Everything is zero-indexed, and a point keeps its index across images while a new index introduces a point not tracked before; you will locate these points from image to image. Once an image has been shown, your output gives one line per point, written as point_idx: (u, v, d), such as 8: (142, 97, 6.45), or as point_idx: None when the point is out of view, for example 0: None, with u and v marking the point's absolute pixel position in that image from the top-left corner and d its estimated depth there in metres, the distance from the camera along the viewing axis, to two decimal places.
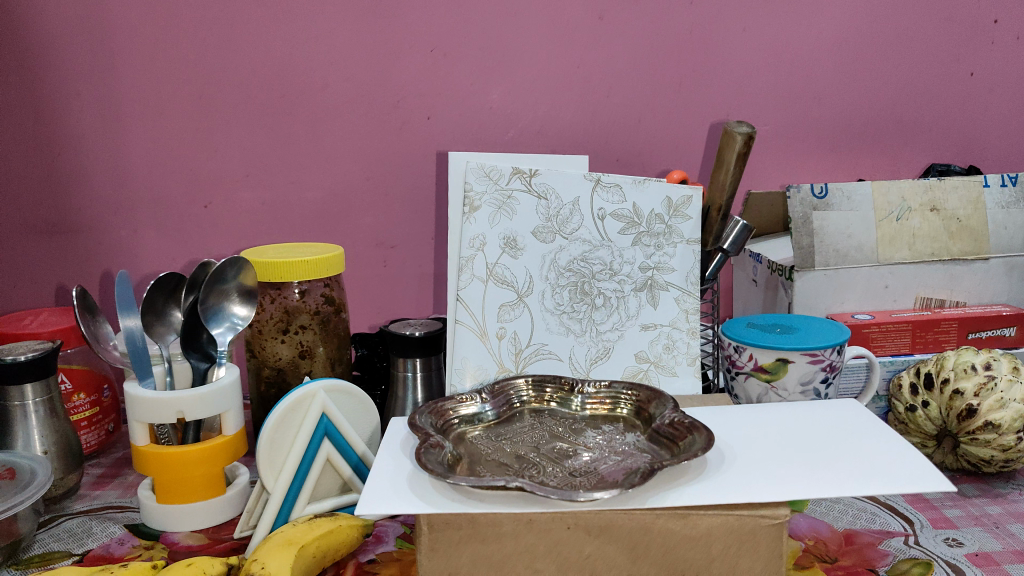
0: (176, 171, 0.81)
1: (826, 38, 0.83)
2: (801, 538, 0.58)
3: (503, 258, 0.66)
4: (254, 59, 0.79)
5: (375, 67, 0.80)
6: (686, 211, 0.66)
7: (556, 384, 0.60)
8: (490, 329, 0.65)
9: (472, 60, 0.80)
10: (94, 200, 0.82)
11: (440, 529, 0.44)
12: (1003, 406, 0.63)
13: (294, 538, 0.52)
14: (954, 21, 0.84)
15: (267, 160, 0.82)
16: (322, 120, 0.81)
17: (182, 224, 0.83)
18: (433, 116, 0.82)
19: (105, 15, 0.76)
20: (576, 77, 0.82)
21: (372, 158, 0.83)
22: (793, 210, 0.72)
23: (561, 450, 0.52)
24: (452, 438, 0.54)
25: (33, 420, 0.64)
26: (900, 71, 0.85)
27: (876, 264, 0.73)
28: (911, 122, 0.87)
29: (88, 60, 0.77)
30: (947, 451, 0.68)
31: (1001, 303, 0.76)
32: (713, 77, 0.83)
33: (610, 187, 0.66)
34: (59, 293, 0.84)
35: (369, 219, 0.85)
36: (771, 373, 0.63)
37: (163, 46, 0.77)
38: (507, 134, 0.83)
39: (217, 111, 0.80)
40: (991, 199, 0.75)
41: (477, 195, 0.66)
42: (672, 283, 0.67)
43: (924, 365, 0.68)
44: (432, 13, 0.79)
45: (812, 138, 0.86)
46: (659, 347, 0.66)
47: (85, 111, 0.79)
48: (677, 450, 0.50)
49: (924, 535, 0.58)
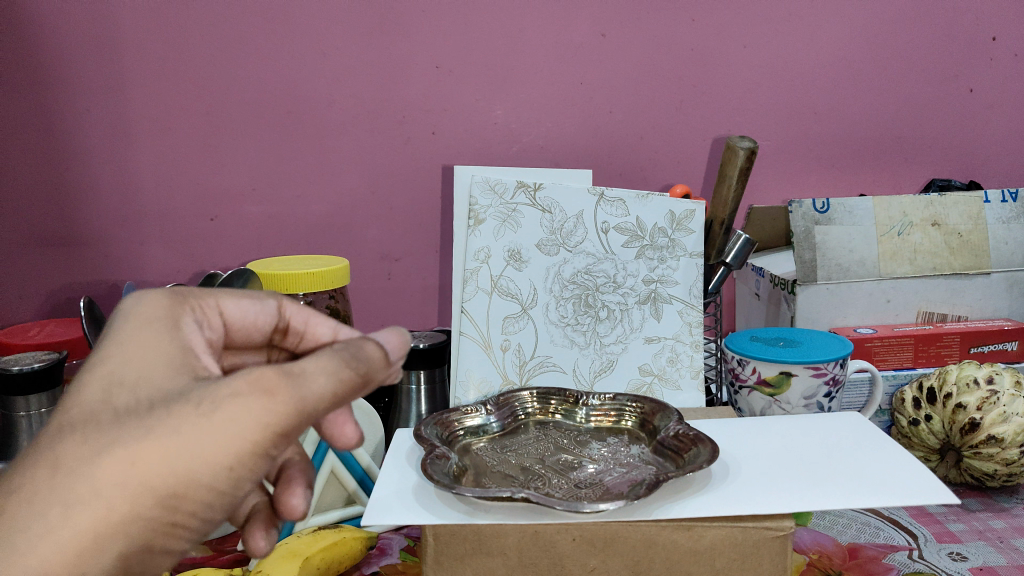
0: (183, 184, 0.82)
1: (825, 56, 0.84)
2: (806, 552, 0.58)
3: (508, 270, 0.66)
4: (261, 74, 0.80)
5: (381, 83, 0.81)
6: (689, 225, 0.67)
7: (561, 397, 0.61)
8: (495, 341, 0.66)
9: (476, 75, 0.81)
10: (102, 213, 0.82)
11: (445, 540, 0.45)
12: (1006, 419, 0.63)
13: (299, 550, 0.53)
14: (952, 39, 0.85)
15: (274, 173, 0.83)
16: (329, 134, 0.82)
17: (188, 236, 0.84)
18: (438, 131, 0.83)
19: (115, 30, 0.77)
20: (580, 94, 0.83)
21: (378, 173, 0.84)
22: (795, 224, 0.73)
23: (566, 462, 0.53)
24: (457, 449, 0.55)
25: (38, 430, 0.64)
26: (900, 87, 0.86)
27: (878, 278, 0.74)
28: (911, 138, 0.88)
29: (98, 74, 0.78)
30: (951, 465, 0.68)
31: (1002, 318, 0.77)
32: (714, 93, 0.84)
33: (613, 201, 0.67)
34: (66, 304, 0.84)
35: (374, 232, 0.86)
36: (775, 387, 0.64)
37: (172, 61, 0.78)
38: (511, 149, 0.84)
39: (224, 125, 0.81)
40: (992, 214, 0.76)
41: (481, 209, 0.66)
42: (675, 297, 0.67)
43: (927, 379, 0.69)
44: (437, 30, 0.80)
45: (813, 153, 0.87)
46: (662, 359, 0.67)
47: (92, 125, 0.80)
48: (681, 462, 0.50)
49: (928, 550, 0.58)
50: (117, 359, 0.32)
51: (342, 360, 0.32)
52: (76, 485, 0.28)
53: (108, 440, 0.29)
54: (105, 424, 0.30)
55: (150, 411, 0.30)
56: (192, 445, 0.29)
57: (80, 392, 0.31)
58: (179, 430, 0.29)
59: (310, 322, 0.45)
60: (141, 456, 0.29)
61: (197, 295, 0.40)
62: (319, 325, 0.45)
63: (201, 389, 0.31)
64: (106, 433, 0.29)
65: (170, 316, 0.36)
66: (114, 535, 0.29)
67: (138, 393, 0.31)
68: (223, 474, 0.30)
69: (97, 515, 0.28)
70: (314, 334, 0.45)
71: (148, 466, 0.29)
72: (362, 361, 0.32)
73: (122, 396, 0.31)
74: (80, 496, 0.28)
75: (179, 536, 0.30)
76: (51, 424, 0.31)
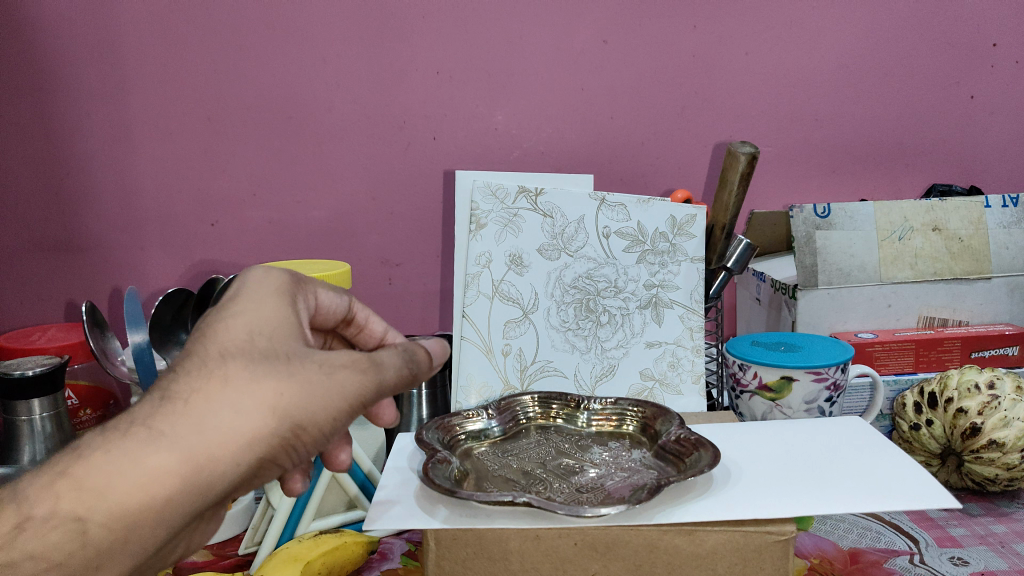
0: (185, 189, 0.82)
1: (825, 62, 0.84)
2: (807, 557, 0.58)
3: (509, 275, 0.66)
4: (262, 79, 0.80)
5: (382, 89, 0.81)
6: (691, 230, 0.67)
7: (563, 401, 0.61)
8: (496, 346, 0.66)
9: (478, 81, 0.82)
10: (104, 218, 0.82)
11: (446, 544, 0.45)
12: (1008, 424, 0.63)
13: (300, 555, 0.52)
14: (953, 45, 0.85)
15: (275, 179, 0.83)
16: (330, 139, 0.82)
17: (189, 241, 0.84)
18: (439, 136, 0.83)
19: (117, 37, 0.78)
20: (580, 100, 0.83)
21: (379, 179, 0.84)
22: (796, 228, 0.73)
23: (568, 467, 0.53)
24: (459, 454, 0.55)
25: (40, 435, 0.64)
26: (900, 94, 0.86)
27: (879, 283, 0.74)
28: (912, 143, 0.88)
29: (100, 80, 0.79)
30: (952, 470, 0.68)
31: (1003, 323, 0.77)
32: (714, 99, 0.84)
33: (615, 206, 0.67)
34: (67, 309, 0.84)
35: (375, 237, 0.86)
36: (776, 393, 0.64)
37: (174, 67, 0.79)
38: (512, 155, 0.84)
39: (226, 130, 0.81)
40: (993, 219, 0.76)
41: (483, 213, 0.66)
42: (676, 301, 0.67)
43: (927, 384, 0.69)
44: (438, 36, 0.80)
45: (813, 159, 0.87)
46: (664, 364, 0.67)
47: (94, 130, 0.80)
48: (683, 467, 0.50)
49: (930, 554, 0.58)
50: (255, 305, 0.35)
51: (406, 359, 0.38)
52: (236, 398, 0.31)
53: (263, 372, 0.32)
54: (256, 357, 0.32)
55: (289, 355, 0.34)
56: (321, 393, 0.33)
57: (225, 328, 0.33)
58: (312, 380, 0.33)
59: (371, 318, 0.49)
60: (288, 390, 0.32)
61: (303, 278, 0.43)
62: (373, 322, 0.49)
63: (323, 353, 0.35)
64: (259, 363, 0.32)
65: (289, 281, 0.40)
66: (256, 450, 0.31)
67: (276, 341, 0.34)
68: (331, 422, 0.34)
69: (249, 429, 0.31)
70: (370, 329, 0.49)
71: (293, 399, 0.32)
72: (416, 364, 0.39)
73: (266, 336, 0.34)
74: (239, 407, 0.31)
75: (282, 465, 0.33)
76: (199, 348, 0.32)
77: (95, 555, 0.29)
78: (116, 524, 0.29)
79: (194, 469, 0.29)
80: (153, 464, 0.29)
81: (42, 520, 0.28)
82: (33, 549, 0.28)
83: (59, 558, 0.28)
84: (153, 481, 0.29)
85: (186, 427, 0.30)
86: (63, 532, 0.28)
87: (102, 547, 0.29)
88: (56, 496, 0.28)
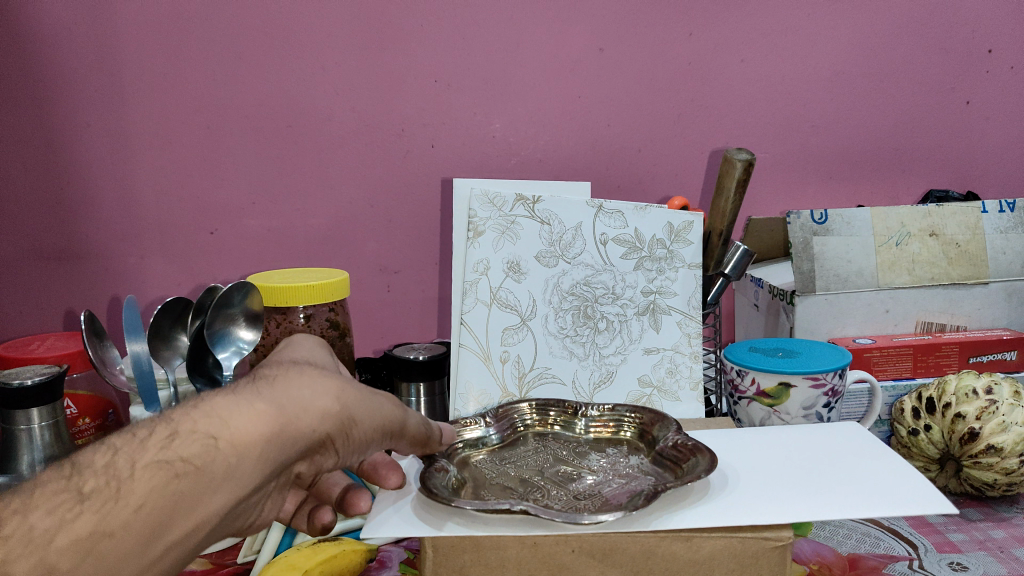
0: (184, 198, 0.83)
1: (821, 68, 0.85)
2: (805, 563, 0.58)
3: (507, 282, 0.67)
4: (261, 89, 0.80)
5: (380, 97, 0.82)
6: (688, 236, 0.67)
7: (560, 408, 0.61)
8: (494, 353, 0.66)
9: (476, 90, 0.82)
10: (103, 227, 0.83)
11: (444, 553, 0.44)
12: (1006, 429, 0.63)
13: (298, 563, 0.52)
14: (948, 51, 0.86)
15: (274, 187, 0.83)
16: (329, 148, 0.83)
17: (189, 249, 0.84)
18: (438, 144, 0.83)
19: (116, 47, 0.78)
20: (577, 108, 0.84)
21: (377, 186, 0.84)
22: (793, 235, 0.73)
23: (565, 474, 0.53)
24: (457, 462, 0.54)
25: (38, 444, 0.64)
26: (897, 99, 0.86)
27: (876, 288, 0.74)
28: (909, 149, 0.88)
29: (99, 90, 0.79)
30: (950, 475, 0.68)
31: (1001, 328, 0.77)
32: (711, 105, 0.85)
33: (612, 213, 0.67)
34: (66, 318, 0.85)
35: (374, 244, 0.86)
36: (774, 398, 0.64)
37: (173, 77, 0.79)
38: (510, 162, 0.85)
39: (224, 139, 0.81)
40: (989, 225, 0.76)
41: (480, 221, 0.67)
42: (674, 308, 0.68)
43: (926, 389, 0.69)
44: (436, 45, 0.81)
45: (810, 165, 0.88)
46: (661, 370, 0.67)
47: (93, 140, 0.80)
48: (680, 473, 0.50)
49: (928, 560, 0.57)
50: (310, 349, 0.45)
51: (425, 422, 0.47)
52: (313, 381, 0.39)
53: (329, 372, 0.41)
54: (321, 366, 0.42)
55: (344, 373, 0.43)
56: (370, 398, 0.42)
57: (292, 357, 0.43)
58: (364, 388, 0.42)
59: None
60: (350, 387, 0.40)
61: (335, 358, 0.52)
62: None
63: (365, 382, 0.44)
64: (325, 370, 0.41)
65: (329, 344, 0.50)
66: (325, 423, 0.38)
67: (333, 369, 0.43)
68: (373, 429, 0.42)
69: (322, 405, 0.38)
70: None
71: (353, 395, 0.40)
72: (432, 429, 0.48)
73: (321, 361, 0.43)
74: (316, 388, 0.39)
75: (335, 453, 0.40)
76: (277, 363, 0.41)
77: (217, 468, 0.34)
78: (239, 449, 0.35)
79: (287, 421, 0.36)
80: (259, 410, 0.36)
81: (186, 434, 0.35)
82: (184, 453, 0.34)
83: (200, 464, 0.34)
84: (262, 418, 0.36)
85: (279, 392, 0.37)
86: (200, 445, 0.34)
87: (221, 467, 0.34)
88: (195, 420, 0.35)
